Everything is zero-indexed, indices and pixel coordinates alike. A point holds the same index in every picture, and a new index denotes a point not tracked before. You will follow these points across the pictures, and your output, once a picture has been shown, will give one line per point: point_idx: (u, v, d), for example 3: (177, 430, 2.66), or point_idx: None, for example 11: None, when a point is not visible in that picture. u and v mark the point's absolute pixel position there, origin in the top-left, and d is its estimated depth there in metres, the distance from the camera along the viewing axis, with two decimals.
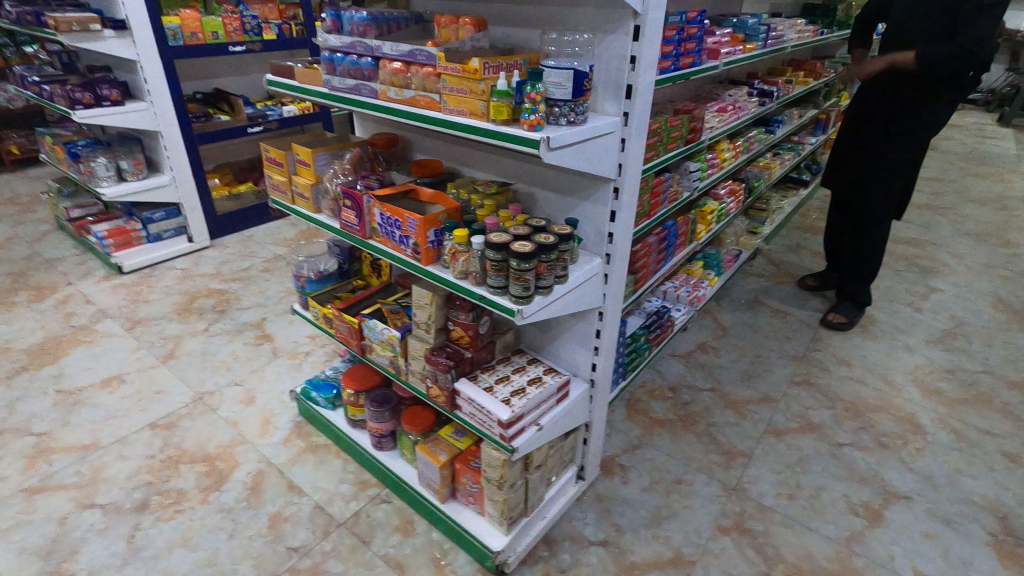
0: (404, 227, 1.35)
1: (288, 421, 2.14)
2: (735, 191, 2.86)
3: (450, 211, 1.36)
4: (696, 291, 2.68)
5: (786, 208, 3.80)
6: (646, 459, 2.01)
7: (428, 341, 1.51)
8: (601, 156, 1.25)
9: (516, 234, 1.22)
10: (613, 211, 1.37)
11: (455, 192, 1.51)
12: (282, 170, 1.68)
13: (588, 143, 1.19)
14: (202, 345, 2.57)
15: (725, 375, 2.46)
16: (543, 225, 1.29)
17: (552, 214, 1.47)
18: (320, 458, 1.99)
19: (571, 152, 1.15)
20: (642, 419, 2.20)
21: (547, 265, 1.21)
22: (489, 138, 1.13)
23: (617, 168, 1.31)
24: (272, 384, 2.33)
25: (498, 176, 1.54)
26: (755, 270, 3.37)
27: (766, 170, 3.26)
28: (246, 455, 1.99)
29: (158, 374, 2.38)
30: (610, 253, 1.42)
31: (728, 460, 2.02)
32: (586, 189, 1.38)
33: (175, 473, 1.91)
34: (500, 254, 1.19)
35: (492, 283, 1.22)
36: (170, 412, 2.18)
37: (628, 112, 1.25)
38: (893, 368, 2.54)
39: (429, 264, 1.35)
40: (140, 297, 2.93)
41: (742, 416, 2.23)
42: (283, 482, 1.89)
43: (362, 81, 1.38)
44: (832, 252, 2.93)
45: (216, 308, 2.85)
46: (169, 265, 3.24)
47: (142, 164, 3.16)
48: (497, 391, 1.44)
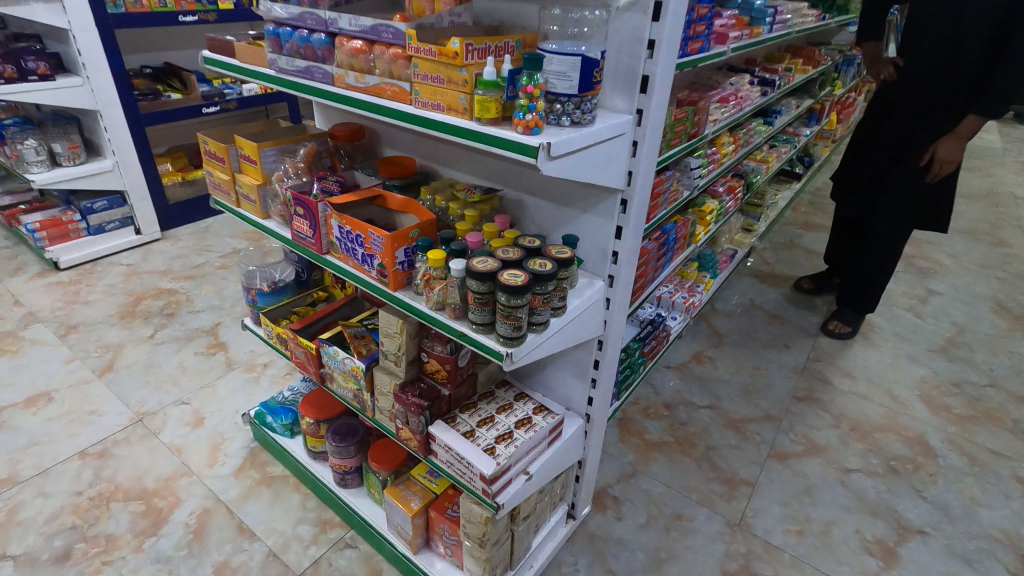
0: (367, 243, 1.11)
1: (240, 448, 1.89)
2: (733, 189, 2.67)
3: (423, 224, 1.12)
4: (693, 296, 2.48)
5: (781, 202, 3.63)
6: (642, 490, 1.82)
7: (397, 375, 1.29)
8: (609, 164, 1.02)
9: (505, 260, 0.99)
10: (618, 227, 1.15)
11: (429, 198, 1.27)
12: (223, 167, 1.41)
13: (595, 149, 0.96)
14: (147, 355, 2.29)
15: (723, 389, 2.29)
16: (539, 247, 1.06)
17: (545, 226, 1.24)
18: (276, 493, 1.75)
19: (575, 161, 0.92)
20: (636, 441, 2.01)
21: (544, 299, 0.99)
22: (473, 141, 0.90)
23: (626, 177, 1.09)
24: (224, 402, 2.08)
25: (481, 178, 1.30)
26: (749, 270, 3.20)
27: (763, 163, 3.06)
28: (190, 491, 1.74)
29: (93, 390, 2.10)
30: (614, 275, 1.21)
31: (730, 490, 1.84)
32: (589, 199, 1.15)
33: (106, 514, 1.66)
34: (485, 287, 0.96)
35: (475, 319, 1.00)
36: (104, 437, 1.91)
37: (642, 109, 1.02)
38: (898, 381, 2.39)
39: (397, 290, 1.12)
40: (77, 298, 2.62)
41: (743, 437, 2.05)
42: (233, 524, 1.65)
43: (314, 62, 1.12)
44: (838, 253, 2.77)
45: (164, 311, 2.56)
46: (113, 261, 2.92)
47: (79, 148, 2.81)
48: (480, 437, 1.23)
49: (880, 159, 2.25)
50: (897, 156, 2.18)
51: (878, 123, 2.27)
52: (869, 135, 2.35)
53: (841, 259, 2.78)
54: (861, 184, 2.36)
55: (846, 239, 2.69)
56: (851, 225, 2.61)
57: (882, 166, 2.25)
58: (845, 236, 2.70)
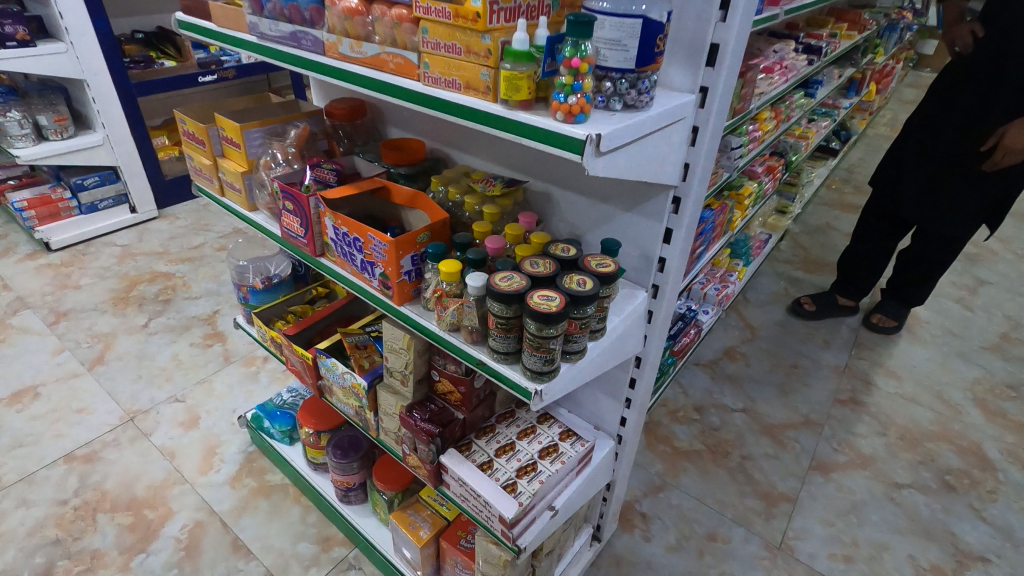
0: (367, 248, 0.92)
1: (236, 452, 1.75)
2: (773, 168, 2.43)
3: (434, 226, 0.93)
4: (725, 286, 2.28)
5: (816, 180, 3.38)
6: (672, 506, 1.67)
7: (404, 395, 1.12)
8: (666, 155, 0.83)
9: (535, 276, 0.81)
10: (667, 230, 0.96)
11: (442, 189, 1.08)
12: (203, 150, 1.22)
13: (651, 137, 0.77)
14: (140, 346, 2.15)
15: (757, 389, 2.11)
16: (575, 257, 0.87)
17: (577, 224, 1.05)
18: (274, 505, 1.62)
19: (627, 155, 0.73)
20: (664, 449, 1.84)
21: (581, 324, 0.80)
22: (497, 130, 0.71)
23: (682, 169, 0.89)
24: (220, 400, 1.94)
25: (503, 167, 1.11)
26: (781, 256, 2.98)
27: (803, 140, 2.80)
28: (182, 501, 1.61)
29: (81, 386, 1.97)
30: (660, 285, 1.02)
31: (769, 507, 1.68)
32: (632, 196, 0.96)
33: (91, 527, 1.53)
34: (510, 310, 0.78)
35: (497, 347, 0.82)
36: (93, 438, 1.78)
37: (708, 87, 0.82)
38: (949, 383, 2.19)
39: (402, 304, 0.94)
40: (68, 282, 2.47)
41: (781, 446, 1.88)
42: (227, 539, 1.52)
43: (302, 26, 0.93)
44: (853, 268, 2.42)
45: (159, 297, 2.41)
46: (107, 241, 2.77)
47: (67, 120, 2.61)
48: (499, 469, 1.07)
49: (938, 151, 1.97)
50: (959, 150, 1.92)
51: (934, 107, 1.97)
52: (912, 122, 2.06)
53: (861, 275, 2.43)
54: (910, 180, 2.08)
55: (864, 246, 2.37)
56: (878, 227, 2.31)
57: (943, 161, 1.97)
58: (861, 244, 2.38)
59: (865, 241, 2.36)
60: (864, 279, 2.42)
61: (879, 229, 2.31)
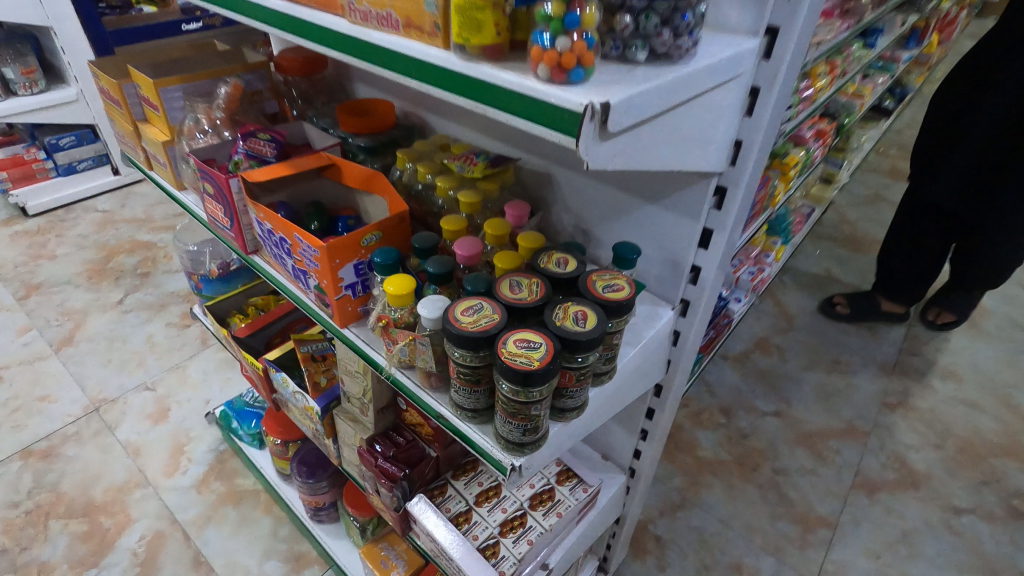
0: (296, 253, 0.69)
1: (206, 452, 1.59)
2: (823, 134, 2.08)
3: (387, 223, 0.69)
4: (762, 269, 1.98)
5: (867, 144, 3.00)
6: (691, 529, 1.46)
7: (365, 424, 0.90)
8: (708, 130, 0.57)
9: (515, 305, 0.57)
10: (705, 231, 0.70)
11: (409, 167, 0.84)
12: (122, 113, 0.97)
13: (689, 105, 0.51)
14: (112, 325, 1.98)
15: (794, 389, 1.86)
16: (573, 274, 0.62)
17: (584, 216, 0.80)
18: (243, 515, 1.45)
19: (652, 132, 0.47)
20: (684, 459, 1.63)
21: (577, 375, 0.57)
22: (453, 96, 0.46)
23: (731, 148, 0.62)
24: (193, 390, 1.76)
25: (489, 138, 0.85)
26: (824, 232, 2.66)
27: (858, 99, 2.41)
28: (142, 508, 1.45)
29: (46, 370, 1.81)
30: (691, 301, 0.77)
31: (805, 534, 1.46)
32: (656, 184, 0.70)
33: (42, 536, 1.39)
34: (476, 358, 0.54)
35: (461, 402, 0.59)
36: (53, 431, 1.63)
37: (777, 28, 0.55)
38: (1016, 386, 1.91)
39: (346, 326, 0.71)
40: (44, 252, 2.30)
41: (820, 459, 1.64)
42: (188, 555, 1.37)
43: None
44: (898, 273, 1.96)
45: (137, 270, 2.22)
46: (88, 207, 2.58)
47: (36, 72, 2.38)
48: (478, 523, 0.85)
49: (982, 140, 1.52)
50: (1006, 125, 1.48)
51: (968, 78, 1.53)
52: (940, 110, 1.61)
53: (905, 282, 1.97)
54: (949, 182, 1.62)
55: (901, 255, 1.93)
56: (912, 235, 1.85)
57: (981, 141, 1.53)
58: (901, 251, 1.92)
59: (905, 250, 1.90)
60: (910, 285, 1.97)
61: (921, 238, 1.84)
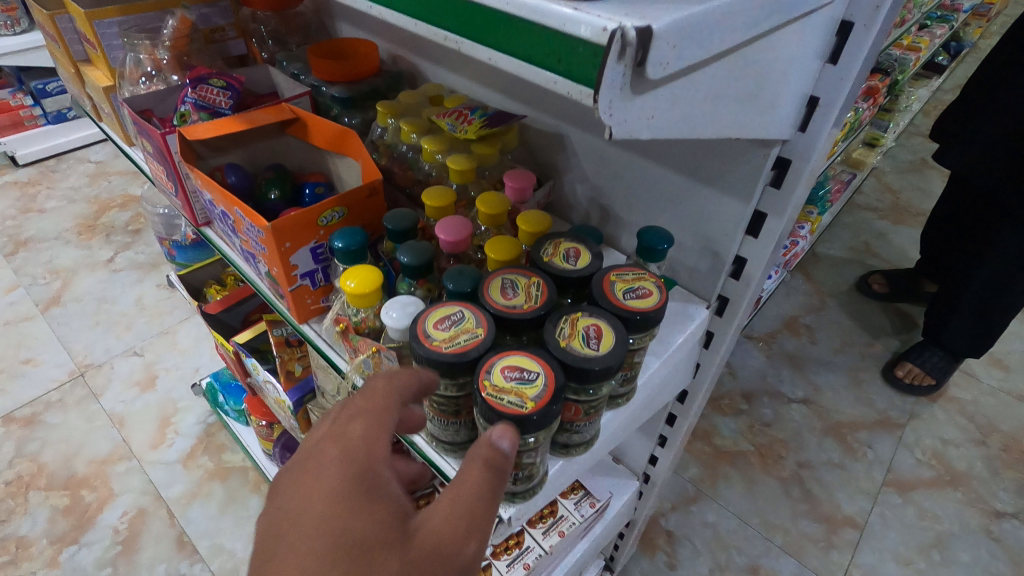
0: (241, 232, 0.56)
1: (193, 424, 1.51)
2: (875, 91, 1.83)
3: (354, 196, 0.55)
4: (796, 242, 1.76)
5: (917, 103, 2.73)
6: (706, 525, 1.36)
7: None
8: (781, 83, 0.41)
9: (507, 313, 0.44)
10: (757, 215, 0.55)
11: (392, 124, 0.69)
12: (62, 52, 0.83)
13: (764, 43, 0.35)
14: (101, 285, 1.88)
15: (824, 374, 1.71)
16: (586, 272, 0.48)
17: (603, 190, 0.65)
18: (230, 493, 1.38)
19: (713, 81, 0.33)
20: (701, 448, 1.51)
21: (586, 409, 0.44)
22: (426, 24, 0.32)
23: (802, 107, 0.47)
24: (183, 356, 1.67)
25: (489, 87, 0.69)
26: (863, 201, 2.45)
27: (914, 52, 2.15)
28: (125, 482, 1.38)
29: (31, 331, 1.73)
30: (731, 298, 0.63)
31: (829, 534, 1.35)
32: (700, 154, 0.54)
33: (21, 509, 1.33)
34: (453, 387, 0.42)
35: (436, 433, 0.47)
36: (36, 397, 1.56)
37: None
38: None
39: (306, 321, 0.58)
40: (33, 205, 2.19)
41: (849, 452, 1.52)
42: (172, 534, 1.30)
43: None
44: (939, 257, 1.75)
45: (129, 226, 2.11)
46: (81, 158, 2.45)
47: (17, 10, 2.13)
48: None
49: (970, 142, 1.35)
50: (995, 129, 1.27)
51: None
52: None
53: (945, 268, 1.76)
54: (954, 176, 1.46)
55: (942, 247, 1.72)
56: (953, 232, 1.65)
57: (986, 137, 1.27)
58: (941, 244, 1.71)
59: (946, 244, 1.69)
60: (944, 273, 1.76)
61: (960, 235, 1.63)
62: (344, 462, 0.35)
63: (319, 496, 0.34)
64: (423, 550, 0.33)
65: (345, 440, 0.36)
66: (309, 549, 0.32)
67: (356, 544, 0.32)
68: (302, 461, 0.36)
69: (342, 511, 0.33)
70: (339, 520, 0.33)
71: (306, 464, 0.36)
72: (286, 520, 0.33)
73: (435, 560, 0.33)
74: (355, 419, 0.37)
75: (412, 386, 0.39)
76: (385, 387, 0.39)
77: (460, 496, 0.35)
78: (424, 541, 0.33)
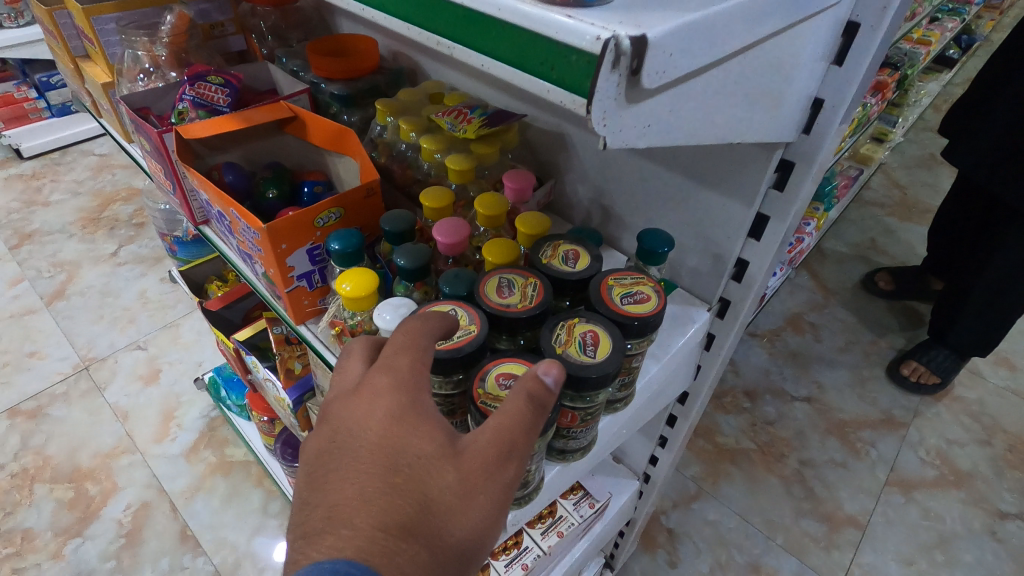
0: (237, 232, 0.56)
1: (196, 418, 1.51)
2: (884, 86, 1.80)
3: (351, 197, 0.54)
4: (801, 239, 1.74)
5: (927, 98, 2.69)
6: (707, 523, 1.35)
7: None
8: (785, 85, 0.40)
9: (503, 319, 0.43)
10: (760, 217, 0.54)
11: (391, 122, 0.68)
12: (62, 48, 0.82)
13: (765, 46, 0.34)
14: (105, 279, 1.89)
15: (828, 372, 1.70)
16: (584, 275, 0.48)
17: (603, 189, 0.64)
18: (232, 487, 1.38)
19: (716, 86, 0.32)
20: (703, 446, 1.51)
21: (583, 415, 0.44)
22: (418, 29, 0.32)
23: (807, 109, 0.46)
24: (186, 350, 1.68)
25: (488, 84, 0.68)
26: (870, 197, 2.43)
27: (924, 46, 2.11)
28: (129, 475, 1.39)
29: (36, 325, 1.74)
30: (731, 300, 0.62)
31: (831, 533, 1.34)
32: (702, 155, 0.53)
33: (26, 501, 1.34)
34: (448, 385, 0.43)
35: None
36: (40, 390, 1.57)
37: None
38: None
39: (303, 322, 0.58)
40: (38, 198, 2.20)
41: (852, 451, 1.51)
42: (174, 527, 1.31)
43: None
44: (946, 255, 1.73)
45: (132, 220, 2.11)
46: (85, 151, 2.46)
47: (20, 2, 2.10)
48: None
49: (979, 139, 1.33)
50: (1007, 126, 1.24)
51: None
52: None
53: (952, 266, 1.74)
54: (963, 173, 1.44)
55: (949, 245, 1.70)
56: (962, 229, 1.62)
57: (994, 139, 1.25)
58: (949, 241, 1.69)
59: (953, 241, 1.67)
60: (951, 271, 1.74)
61: (968, 233, 1.61)
62: (390, 393, 0.35)
63: (369, 422, 0.35)
64: (468, 472, 0.34)
65: (391, 372, 0.36)
66: (363, 470, 0.33)
67: (407, 468, 0.33)
68: (350, 391, 0.37)
69: (392, 435, 0.34)
70: (389, 446, 0.34)
71: (354, 394, 0.37)
72: (341, 444, 0.35)
73: (480, 482, 0.34)
74: (398, 351, 0.37)
75: (448, 325, 0.39)
76: (423, 326, 0.39)
77: (503, 423, 0.35)
78: (470, 464, 0.34)
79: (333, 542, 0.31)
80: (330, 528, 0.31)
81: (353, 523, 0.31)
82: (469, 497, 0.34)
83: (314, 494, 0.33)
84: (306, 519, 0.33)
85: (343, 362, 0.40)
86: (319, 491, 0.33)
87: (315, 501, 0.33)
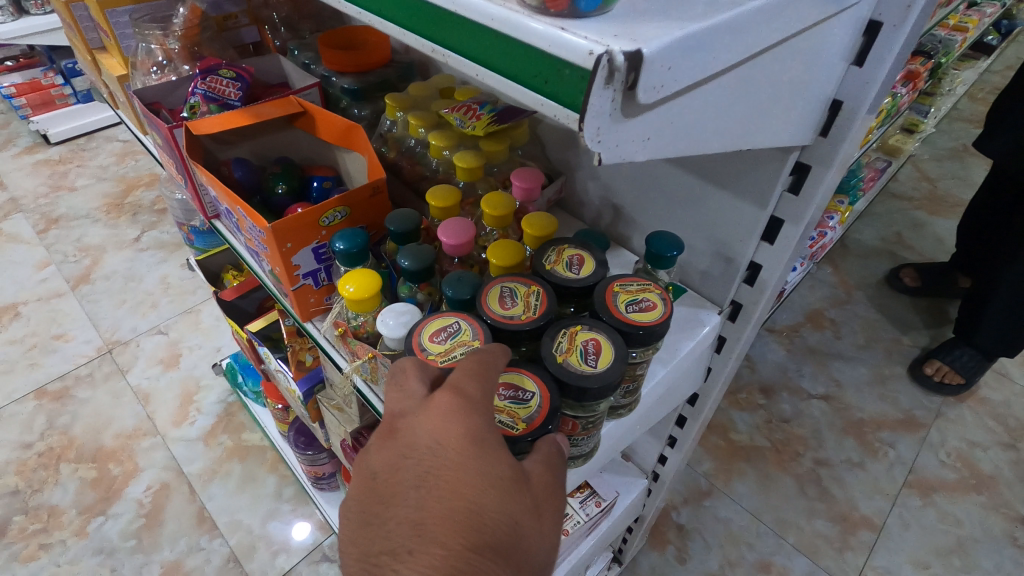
0: (244, 230, 0.56)
1: (214, 403, 1.54)
2: (915, 75, 1.73)
3: (357, 196, 0.54)
4: (823, 233, 1.70)
5: (962, 86, 2.59)
6: (718, 520, 1.34)
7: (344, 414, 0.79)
8: (799, 89, 0.38)
9: (506, 328, 0.43)
10: (774, 221, 0.53)
11: (400, 118, 0.67)
12: (80, 40, 0.82)
13: (776, 52, 0.33)
14: (128, 264, 1.93)
15: (848, 370, 1.67)
16: (589, 282, 0.47)
17: (615, 187, 0.63)
18: (248, 471, 1.41)
19: (723, 95, 0.31)
20: (717, 442, 1.49)
21: (584, 424, 0.44)
22: (414, 36, 0.31)
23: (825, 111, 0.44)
24: (205, 336, 1.71)
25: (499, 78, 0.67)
26: (898, 190, 2.35)
27: (960, 33, 2.02)
28: (149, 457, 1.43)
29: (62, 308, 1.78)
30: (743, 303, 0.61)
31: (845, 534, 1.33)
32: (714, 158, 0.52)
33: (52, 479, 1.38)
34: None
35: None
36: (66, 372, 1.61)
37: None
38: None
39: (309, 319, 0.58)
40: (64, 182, 2.24)
41: (869, 451, 1.48)
42: (192, 508, 1.34)
43: None
44: (976, 251, 1.67)
45: (155, 206, 2.15)
46: (109, 136, 2.50)
47: None
48: None
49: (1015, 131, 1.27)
50: None
51: None
52: None
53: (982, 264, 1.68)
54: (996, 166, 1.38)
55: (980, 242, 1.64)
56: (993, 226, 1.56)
57: None
58: (980, 238, 1.63)
59: (984, 238, 1.61)
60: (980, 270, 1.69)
61: (999, 229, 1.55)
62: (462, 415, 0.35)
63: (444, 441, 0.34)
64: (535, 492, 0.36)
65: (459, 395, 0.36)
66: (444, 490, 0.33)
67: (489, 491, 0.33)
68: (417, 407, 0.36)
69: (469, 457, 0.34)
70: (471, 467, 0.34)
71: (421, 410, 0.36)
72: (415, 462, 0.34)
73: (546, 503, 0.36)
74: (467, 376, 0.37)
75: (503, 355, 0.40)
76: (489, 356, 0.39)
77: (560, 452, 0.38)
78: (538, 485, 0.36)
79: (423, 561, 0.31)
80: (419, 547, 0.32)
81: (443, 544, 0.31)
82: (540, 517, 0.35)
83: (393, 512, 0.33)
84: (388, 536, 0.33)
85: (401, 378, 0.39)
86: (398, 509, 0.33)
87: (394, 519, 0.33)
